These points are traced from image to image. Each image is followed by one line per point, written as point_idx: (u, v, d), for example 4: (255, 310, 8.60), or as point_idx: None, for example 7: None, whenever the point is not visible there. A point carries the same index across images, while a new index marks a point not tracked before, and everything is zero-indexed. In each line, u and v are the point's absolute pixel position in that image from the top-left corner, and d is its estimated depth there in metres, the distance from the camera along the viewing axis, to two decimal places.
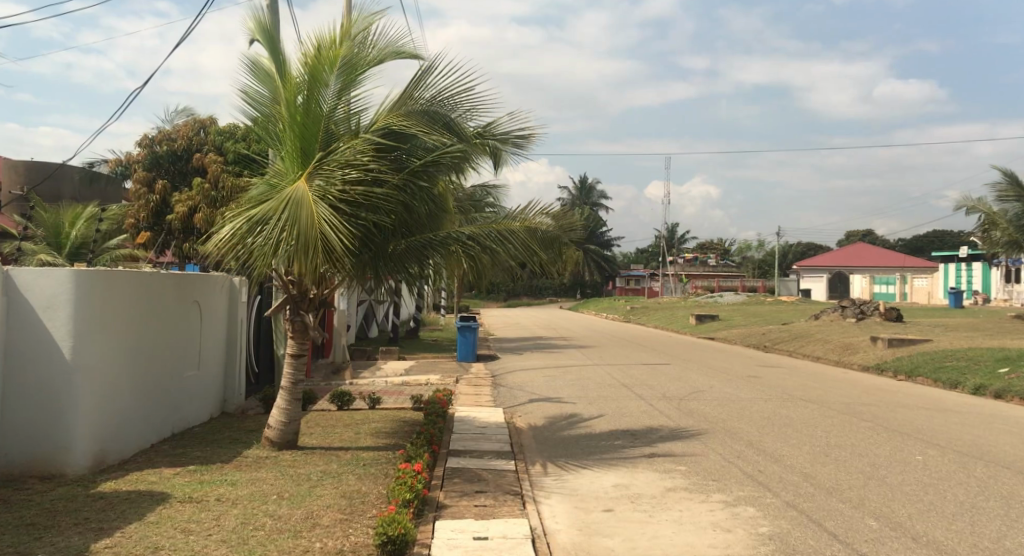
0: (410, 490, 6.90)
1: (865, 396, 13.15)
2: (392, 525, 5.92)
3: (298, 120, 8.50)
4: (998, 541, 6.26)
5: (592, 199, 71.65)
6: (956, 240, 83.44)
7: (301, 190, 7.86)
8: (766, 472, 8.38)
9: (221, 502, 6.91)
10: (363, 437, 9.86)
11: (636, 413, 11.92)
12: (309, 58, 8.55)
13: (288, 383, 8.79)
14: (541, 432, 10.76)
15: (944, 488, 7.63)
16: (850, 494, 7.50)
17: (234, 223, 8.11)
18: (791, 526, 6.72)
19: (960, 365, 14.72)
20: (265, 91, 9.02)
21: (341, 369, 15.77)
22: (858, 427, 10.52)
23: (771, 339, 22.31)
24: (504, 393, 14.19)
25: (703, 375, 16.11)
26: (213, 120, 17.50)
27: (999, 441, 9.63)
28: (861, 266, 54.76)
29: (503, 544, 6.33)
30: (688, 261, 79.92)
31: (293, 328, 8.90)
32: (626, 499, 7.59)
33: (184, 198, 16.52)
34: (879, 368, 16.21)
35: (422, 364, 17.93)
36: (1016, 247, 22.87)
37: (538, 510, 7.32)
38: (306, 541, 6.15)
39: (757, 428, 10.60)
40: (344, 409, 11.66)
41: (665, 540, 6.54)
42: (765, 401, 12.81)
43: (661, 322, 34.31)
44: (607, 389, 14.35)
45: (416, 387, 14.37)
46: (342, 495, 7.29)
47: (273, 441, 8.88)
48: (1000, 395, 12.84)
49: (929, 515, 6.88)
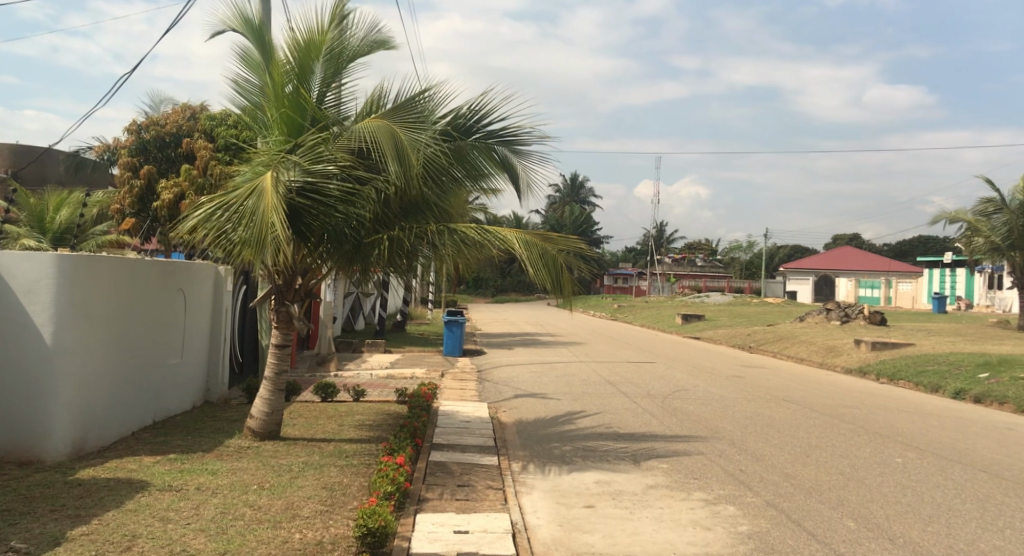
0: (391, 483, 6.91)
1: (847, 398, 13.23)
2: (373, 517, 5.91)
3: (289, 106, 8.68)
4: (972, 543, 6.33)
5: (581, 196, 71.84)
6: (941, 245, 83.99)
7: (268, 178, 7.81)
8: (747, 470, 8.45)
9: (201, 491, 6.88)
10: (346, 429, 9.85)
11: (622, 411, 11.98)
12: (297, 46, 8.73)
13: (272, 373, 8.77)
14: (524, 427, 10.81)
15: (921, 490, 7.69)
16: (830, 494, 7.57)
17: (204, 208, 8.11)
18: (770, 524, 6.77)
19: (941, 369, 14.87)
20: (254, 80, 9.11)
21: (326, 360, 15.83)
22: (839, 428, 10.60)
23: (756, 340, 22.48)
24: (490, 388, 14.22)
25: (687, 374, 16.20)
26: (203, 107, 17.46)
27: (976, 445, 9.73)
28: (846, 269, 55.17)
29: (484, 538, 6.35)
30: (676, 260, 80.06)
31: (277, 318, 8.90)
32: (608, 496, 7.62)
33: (171, 184, 16.08)
34: (860, 371, 16.31)
35: (408, 357, 17.94)
36: (999, 254, 23.12)
37: (520, 504, 7.35)
38: (285, 532, 6.14)
39: (741, 428, 10.65)
40: (328, 401, 11.62)
41: (647, 537, 6.57)
42: (749, 401, 12.88)
43: (648, 320, 34.60)
44: (591, 387, 14.41)
45: (402, 381, 14.37)
46: (322, 486, 7.28)
47: (255, 431, 8.85)
48: (979, 399, 12.97)
49: (906, 516, 6.94)
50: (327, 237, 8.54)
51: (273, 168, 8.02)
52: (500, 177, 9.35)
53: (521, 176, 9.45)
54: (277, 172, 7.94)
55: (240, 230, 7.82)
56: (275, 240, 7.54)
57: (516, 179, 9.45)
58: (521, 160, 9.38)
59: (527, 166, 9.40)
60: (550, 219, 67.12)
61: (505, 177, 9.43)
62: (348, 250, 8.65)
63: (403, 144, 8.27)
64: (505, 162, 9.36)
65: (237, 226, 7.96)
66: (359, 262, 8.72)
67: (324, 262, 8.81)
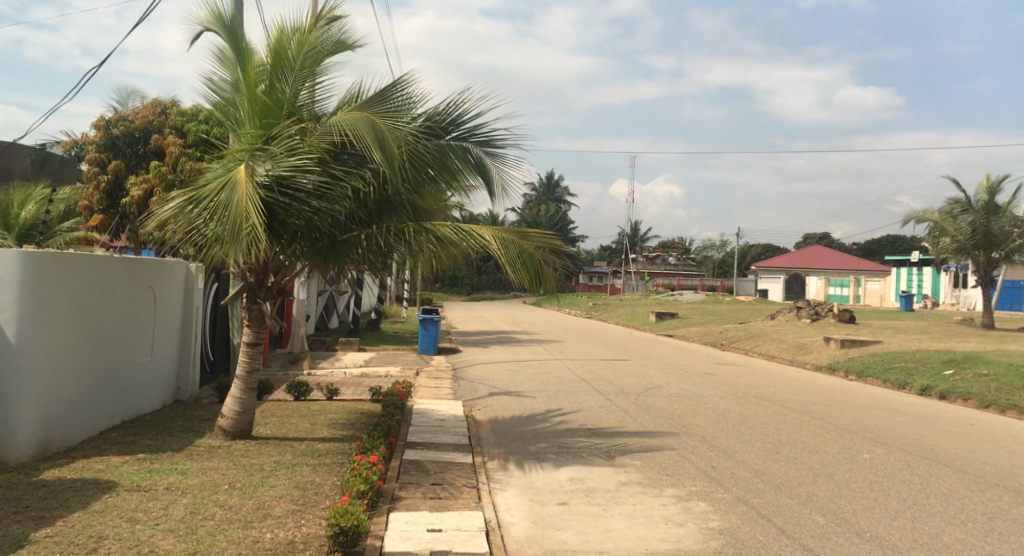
0: (364, 482, 6.90)
1: (818, 395, 13.40)
2: (345, 516, 5.91)
3: (263, 103, 8.62)
4: (936, 537, 6.44)
5: (557, 194, 71.95)
6: (909, 244, 85.22)
7: (241, 171, 7.79)
8: (719, 467, 8.53)
9: (171, 491, 6.83)
10: (319, 428, 9.81)
11: (596, 408, 12.04)
12: (273, 43, 8.70)
13: (243, 372, 8.72)
14: (499, 425, 10.83)
15: (888, 486, 7.80)
16: (799, 490, 7.66)
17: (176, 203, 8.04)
18: (741, 520, 6.84)
19: (907, 366, 15.10)
20: (228, 76, 9.04)
21: (299, 358, 15.74)
22: (809, 425, 10.73)
23: (728, 338, 22.69)
24: (465, 386, 14.22)
25: (660, 372, 16.32)
26: (174, 103, 17.28)
27: (941, 440, 9.89)
28: (817, 268, 55.80)
29: (457, 536, 6.35)
30: (650, 258, 80.48)
31: (249, 316, 8.83)
32: (582, 493, 7.65)
33: (140, 180, 15.90)
34: (830, 368, 16.52)
35: (382, 356, 17.90)
36: (964, 253, 23.51)
37: (494, 502, 7.37)
38: (257, 532, 6.11)
39: (712, 424, 10.75)
40: (301, 399, 11.56)
41: (619, 533, 6.61)
42: (721, 397, 13.00)
43: (622, 318, 34.82)
44: (566, 384, 14.46)
45: (376, 379, 14.34)
46: (295, 485, 7.25)
47: (226, 430, 8.79)
48: (944, 395, 13.19)
49: (873, 511, 7.05)
50: (302, 233, 8.50)
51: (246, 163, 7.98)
52: (473, 178, 9.39)
53: (494, 178, 9.50)
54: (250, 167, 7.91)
55: (212, 224, 7.77)
56: (248, 233, 7.51)
57: (489, 181, 9.50)
58: (494, 162, 9.44)
59: (501, 169, 9.46)
60: (525, 217, 67.22)
61: (479, 179, 9.48)
62: (322, 246, 8.61)
63: (380, 140, 8.25)
64: (479, 164, 9.41)
65: (208, 220, 7.91)
66: (333, 259, 8.69)
67: (298, 260, 8.76)
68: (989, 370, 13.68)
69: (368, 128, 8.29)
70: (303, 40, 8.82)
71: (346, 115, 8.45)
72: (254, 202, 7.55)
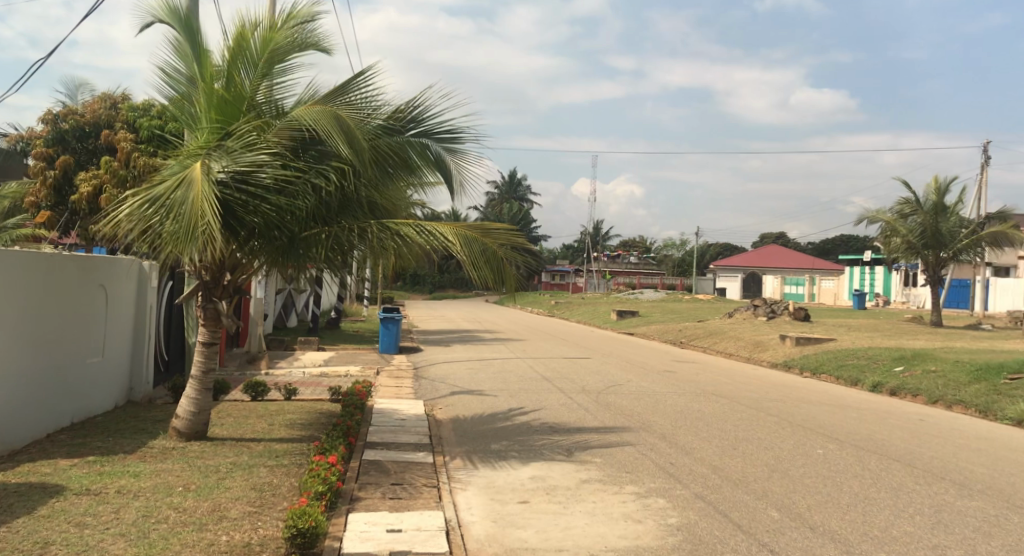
0: (322, 483, 6.84)
1: (773, 392, 13.62)
2: (303, 518, 5.87)
3: (221, 98, 8.51)
4: (886, 530, 6.59)
5: (519, 192, 71.99)
6: (863, 244, 86.95)
7: (198, 168, 7.66)
8: (678, 463, 8.62)
9: (122, 494, 6.71)
10: (277, 428, 9.70)
11: (557, 406, 12.08)
12: (232, 38, 8.59)
13: (199, 372, 8.61)
14: (460, 424, 10.82)
15: (841, 481, 7.95)
16: (755, 486, 7.77)
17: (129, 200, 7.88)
18: (698, 516, 6.93)
19: (860, 363, 15.40)
20: (184, 70, 8.90)
21: (257, 358, 15.54)
22: (765, 421, 10.89)
23: (687, 335, 22.94)
24: (425, 386, 14.18)
25: (620, 370, 16.42)
26: (126, 98, 16.95)
27: (892, 436, 10.11)
28: (774, 267, 56.67)
29: (417, 536, 6.34)
30: (611, 258, 81.01)
31: (205, 315, 8.69)
32: (542, 491, 7.67)
33: (90, 176, 15.58)
34: (786, 365, 16.79)
35: (342, 355, 17.77)
36: (914, 253, 24.05)
37: (454, 501, 7.36)
38: (212, 534, 6.03)
39: (671, 421, 10.86)
40: (258, 400, 11.43)
41: (578, 531, 6.65)
42: (679, 395, 13.14)
43: (584, 316, 35.00)
44: (527, 383, 14.48)
45: (335, 379, 14.23)
46: (251, 487, 7.17)
47: (181, 432, 8.66)
48: (895, 392, 13.49)
49: (826, 506, 7.18)
50: (260, 230, 8.38)
51: (203, 159, 7.86)
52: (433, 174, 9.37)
53: (454, 174, 9.50)
54: (207, 163, 7.78)
55: (167, 222, 7.63)
56: (205, 231, 7.40)
57: (449, 177, 9.49)
58: (454, 158, 9.44)
59: (460, 165, 9.47)
60: (487, 216, 67.20)
61: (438, 175, 9.47)
62: (281, 244, 8.51)
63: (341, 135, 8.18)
64: (439, 160, 9.39)
65: (164, 219, 7.77)
66: (292, 258, 8.58)
67: (256, 258, 8.65)
68: (937, 367, 14.03)
69: (331, 124, 8.20)
70: (263, 34, 8.72)
71: (308, 110, 8.35)
72: (211, 200, 7.43)
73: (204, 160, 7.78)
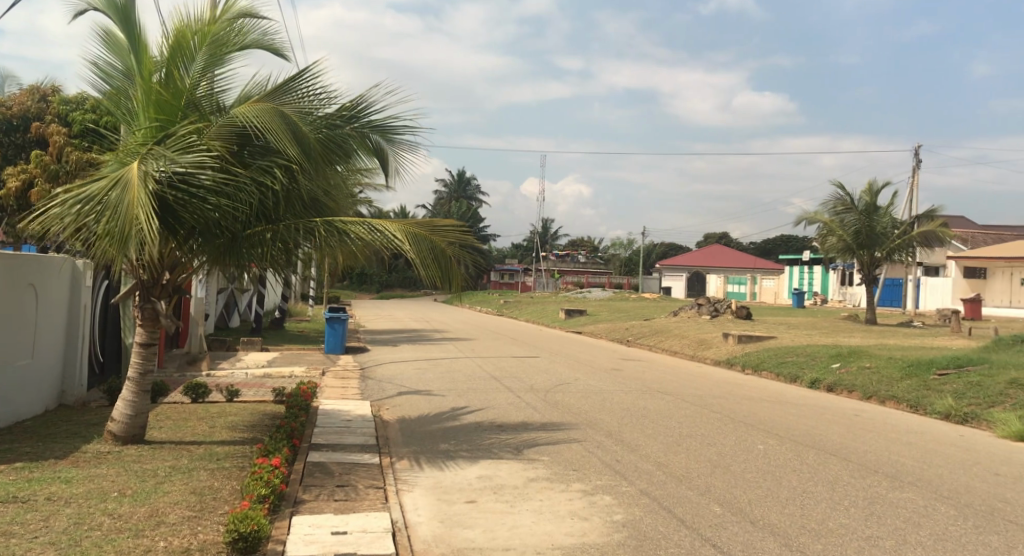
0: (265, 486, 6.74)
1: (716, 388, 13.85)
2: (245, 521, 5.77)
3: (160, 94, 8.33)
4: (823, 522, 6.75)
5: (467, 191, 71.78)
6: (803, 244, 88.98)
7: (135, 170, 7.46)
8: (623, 460, 8.71)
9: (53, 501, 6.51)
10: (218, 430, 9.52)
11: (505, 405, 12.09)
12: (171, 33, 8.41)
13: (136, 374, 8.40)
14: (407, 424, 10.76)
15: (780, 475, 8.13)
16: (698, 481, 7.90)
17: (61, 200, 7.65)
18: (643, 512, 7.00)
19: (799, 360, 15.75)
20: (119, 63, 8.67)
21: (198, 360, 15.23)
22: (708, 417, 11.07)
23: (633, 334, 23.18)
24: (372, 386, 14.08)
25: (568, 368, 16.51)
26: (57, 90, 16.47)
27: (828, 430, 10.36)
28: (718, 266, 57.64)
29: (362, 538, 6.28)
30: (560, 257, 81.50)
31: (143, 315, 8.49)
32: (489, 491, 7.68)
33: (19, 170, 15.09)
34: (728, 362, 17.09)
35: (287, 355, 17.53)
36: (850, 253, 24.70)
37: (401, 502, 7.32)
38: (149, 540, 5.89)
39: (617, 419, 10.96)
40: (199, 402, 11.21)
41: (525, 529, 6.67)
42: (625, 393, 13.27)
43: (531, 315, 35.11)
44: (475, 382, 14.46)
45: (279, 380, 14.03)
46: (190, 491, 7.02)
47: (116, 435, 8.43)
48: (832, 388, 13.83)
49: (766, 500, 7.33)
50: (201, 230, 8.21)
51: (140, 159, 7.66)
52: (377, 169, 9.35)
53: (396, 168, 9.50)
54: (144, 164, 7.59)
55: (102, 224, 7.43)
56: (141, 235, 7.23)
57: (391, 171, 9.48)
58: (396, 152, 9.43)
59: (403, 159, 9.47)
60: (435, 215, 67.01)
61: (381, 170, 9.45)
62: (223, 244, 8.35)
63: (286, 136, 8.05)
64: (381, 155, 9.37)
65: (98, 220, 7.57)
66: (234, 257, 8.43)
67: (197, 257, 8.48)
68: (871, 363, 14.42)
69: (275, 124, 8.07)
70: (204, 30, 8.56)
71: (251, 109, 8.20)
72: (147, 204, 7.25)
73: (141, 161, 7.59)
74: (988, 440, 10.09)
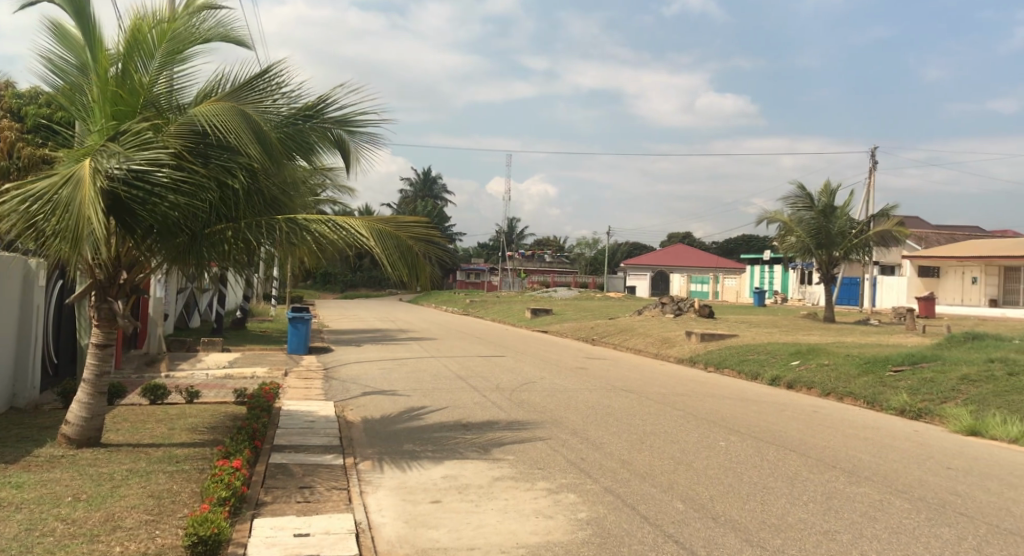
0: (226, 488, 6.63)
1: (679, 386, 13.96)
2: (204, 524, 5.68)
3: (116, 90, 8.16)
4: (783, 517, 6.83)
5: (433, 190, 71.57)
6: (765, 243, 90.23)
7: (86, 167, 7.27)
8: (588, 458, 8.73)
9: (3, 507, 6.34)
10: (178, 432, 9.37)
11: (470, 405, 12.07)
12: (128, 29, 8.25)
13: (91, 375, 8.23)
14: (371, 424, 10.68)
15: (742, 471, 8.21)
16: (662, 478, 7.94)
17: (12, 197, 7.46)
18: (607, 510, 7.02)
19: (760, 358, 15.94)
20: (74, 58, 8.49)
21: (157, 361, 14.98)
22: (671, 415, 11.15)
23: (598, 333, 23.29)
24: (336, 386, 13.97)
25: (533, 367, 16.54)
26: (9, 85, 16.14)
27: (788, 427, 10.50)
28: (681, 265, 58.16)
29: (325, 539, 6.22)
30: (526, 256, 81.70)
31: (99, 315, 8.31)
32: (454, 490, 7.65)
33: None
34: (691, 360, 17.24)
35: (248, 356, 17.32)
36: (809, 253, 25.09)
37: (365, 503, 7.26)
38: (104, 545, 5.77)
39: (582, 417, 11.00)
40: (158, 403, 11.03)
41: (490, 528, 6.65)
42: (590, 391, 13.32)
43: (497, 315, 35.13)
44: (440, 382, 14.42)
45: (241, 381, 13.85)
46: (148, 495, 6.89)
47: (71, 438, 8.25)
48: (792, 385, 14.02)
49: (728, 496, 7.40)
50: (159, 229, 8.06)
51: (94, 155, 7.49)
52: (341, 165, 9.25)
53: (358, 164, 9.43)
54: (98, 160, 7.42)
55: (53, 222, 7.25)
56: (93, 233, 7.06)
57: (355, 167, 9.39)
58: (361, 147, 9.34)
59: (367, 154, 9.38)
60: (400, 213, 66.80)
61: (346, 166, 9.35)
62: (183, 244, 8.20)
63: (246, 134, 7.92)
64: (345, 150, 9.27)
65: (49, 218, 7.39)
66: (195, 256, 8.29)
67: (156, 256, 8.32)
68: (829, 360, 14.65)
69: (234, 122, 7.94)
70: (162, 26, 8.42)
71: (210, 106, 8.06)
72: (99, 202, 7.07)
73: (94, 158, 7.42)
74: (941, 435, 10.30)
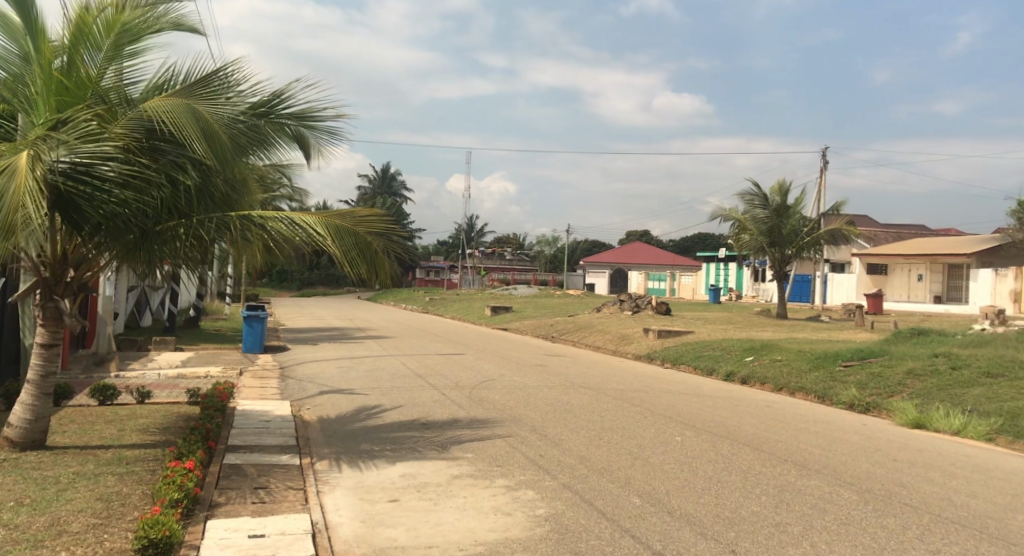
0: (178, 490, 6.50)
1: (636, 382, 14.05)
2: (155, 527, 5.55)
3: (60, 81, 7.92)
4: (736, 510, 6.90)
5: (391, 187, 71.13)
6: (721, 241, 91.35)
7: (24, 154, 6.99)
8: (546, 455, 8.73)
9: None
10: (128, 434, 9.16)
11: (428, 403, 12.01)
12: (73, 18, 8.04)
13: (36, 376, 8.01)
14: (328, 424, 10.57)
15: (697, 466, 8.28)
16: (619, 474, 7.98)
17: None
18: (565, 506, 7.03)
19: (716, 354, 16.12)
20: (15, 48, 8.23)
21: (107, 360, 14.65)
22: (627, 411, 11.22)
23: (557, 330, 23.37)
24: (292, 385, 13.79)
25: (492, 365, 16.52)
26: None
27: (742, 421, 10.63)
28: (639, 263, 58.63)
29: (280, 540, 6.13)
30: (485, 254, 81.64)
31: (44, 315, 8.06)
32: (412, 489, 7.59)
33: None
34: (648, 357, 17.37)
35: (202, 355, 17.02)
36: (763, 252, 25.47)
37: (321, 503, 7.17)
38: (49, 551, 5.61)
39: (540, 414, 11.00)
40: (107, 404, 10.78)
41: (448, 526, 6.62)
42: (548, 388, 13.34)
43: (455, 313, 35.06)
44: (398, 380, 14.34)
45: (194, 380, 13.60)
46: (96, 498, 6.72)
47: (14, 441, 8.02)
48: (746, 380, 14.21)
49: (684, 490, 7.46)
50: (107, 225, 7.84)
51: (34, 142, 7.22)
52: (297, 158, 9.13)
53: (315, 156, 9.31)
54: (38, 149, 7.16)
55: None
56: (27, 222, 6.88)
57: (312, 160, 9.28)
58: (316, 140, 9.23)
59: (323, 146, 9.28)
60: None
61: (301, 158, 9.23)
62: (132, 240, 8.00)
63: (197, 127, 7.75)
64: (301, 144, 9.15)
65: None
66: (145, 252, 8.09)
67: (105, 253, 8.11)
68: (782, 356, 14.87)
69: (184, 115, 7.76)
70: (110, 17, 8.23)
71: (160, 99, 7.87)
72: (34, 191, 6.82)
73: (34, 146, 7.15)
74: (889, 428, 10.52)
